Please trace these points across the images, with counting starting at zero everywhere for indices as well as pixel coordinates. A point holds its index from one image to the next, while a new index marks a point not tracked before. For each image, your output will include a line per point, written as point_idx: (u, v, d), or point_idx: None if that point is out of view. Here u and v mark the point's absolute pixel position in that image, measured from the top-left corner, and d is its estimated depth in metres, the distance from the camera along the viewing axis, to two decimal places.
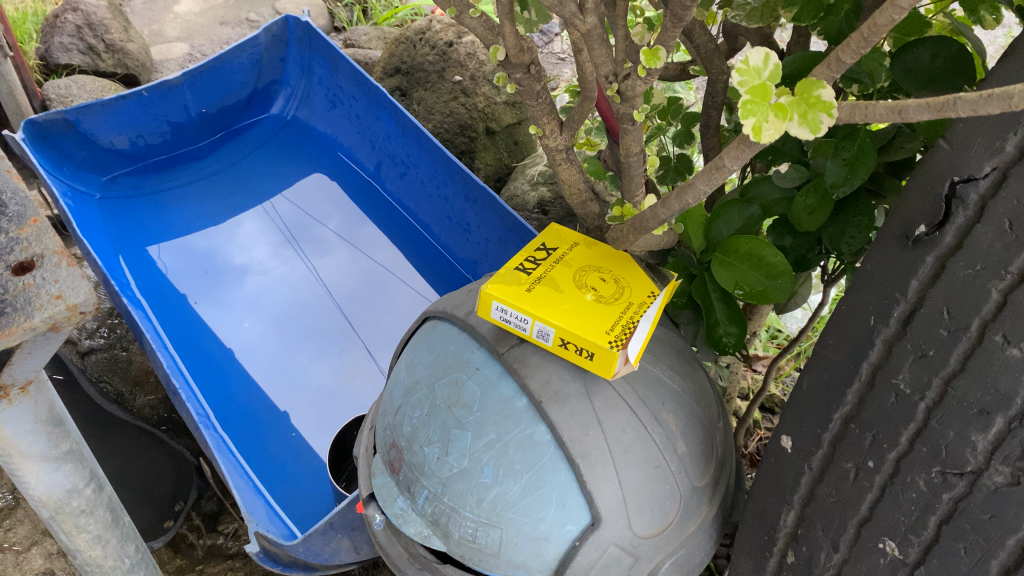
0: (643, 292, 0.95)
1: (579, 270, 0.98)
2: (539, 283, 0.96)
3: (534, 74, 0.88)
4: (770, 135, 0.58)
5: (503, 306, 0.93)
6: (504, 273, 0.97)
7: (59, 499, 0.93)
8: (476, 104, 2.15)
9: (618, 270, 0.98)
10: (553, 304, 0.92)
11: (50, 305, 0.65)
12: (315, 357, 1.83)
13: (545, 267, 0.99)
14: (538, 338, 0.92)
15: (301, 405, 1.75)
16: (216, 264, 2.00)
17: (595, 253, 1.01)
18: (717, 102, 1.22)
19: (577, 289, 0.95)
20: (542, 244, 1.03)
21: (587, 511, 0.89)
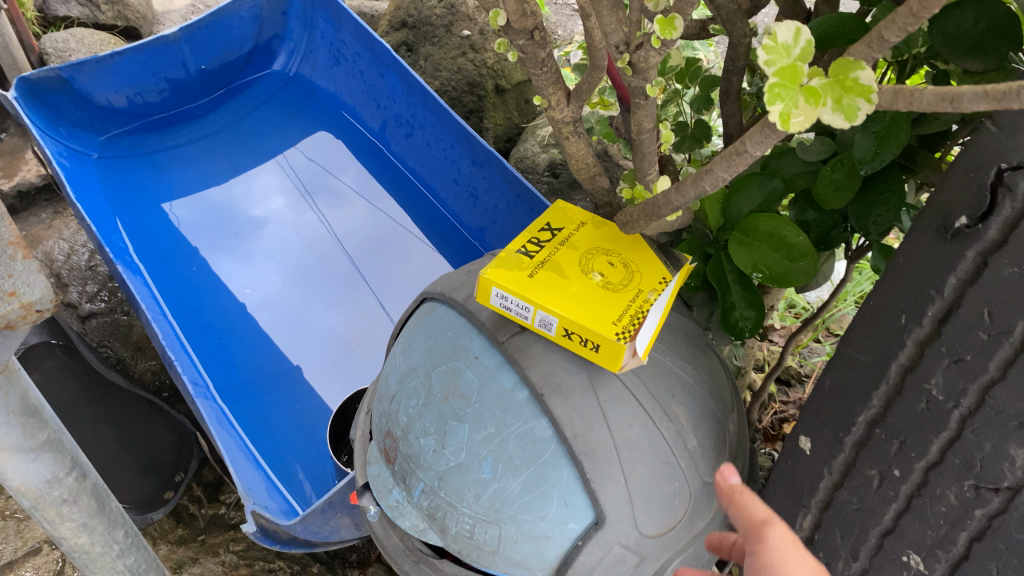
0: (655, 277, 0.89)
1: (587, 253, 0.92)
2: (544, 266, 0.90)
3: (538, 40, 0.80)
4: (798, 122, 0.51)
5: (503, 291, 0.87)
6: (505, 257, 0.91)
7: (39, 489, 0.89)
8: (486, 60, 2.06)
9: (628, 253, 0.92)
10: (557, 289, 0.86)
11: (3, 303, 0.59)
12: (324, 315, 1.80)
13: (550, 248, 0.92)
14: (540, 326, 0.86)
15: (303, 375, 1.70)
16: (218, 226, 1.94)
17: (605, 234, 0.95)
18: (739, 67, 1.13)
19: (585, 274, 0.89)
20: (548, 223, 0.97)
21: (591, 510, 0.84)
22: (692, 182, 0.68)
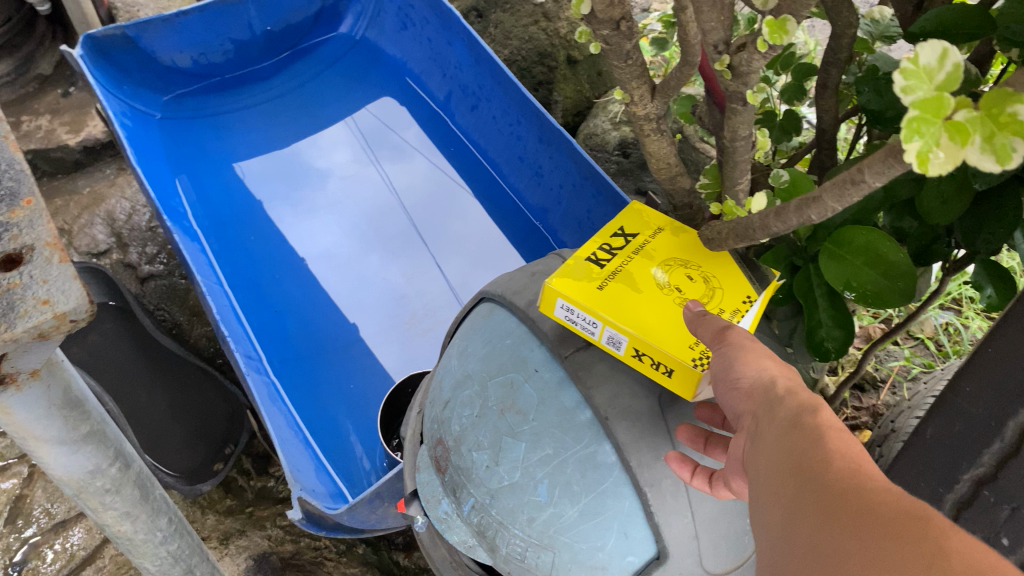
0: (739, 292, 0.81)
1: (662, 264, 0.84)
2: (616, 277, 0.83)
3: (625, 32, 0.72)
4: (941, 166, 0.40)
5: (568, 304, 0.81)
6: (572, 266, 0.84)
7: (81, 479, 0.87)
8: (559, 30, 1.97)
9: (709, 264, 0.84)
10: (629, 304, 0.80)
11: (36, 312, 0.55)
12: (383, 267, 1.78)
13: (623, 256, 0.86)
14: (608, 344, 0.80)
15: (356, 350, 1.66)
16: (273, 192, 1.90)
17: (685, 240, 0.87)
18: (841, 59, 1.03)
19: (661, 287, 0.82)
20: (620, 227, 0.90)
21: (653, 543, 0.79)
22: (795, 209, 0.61)
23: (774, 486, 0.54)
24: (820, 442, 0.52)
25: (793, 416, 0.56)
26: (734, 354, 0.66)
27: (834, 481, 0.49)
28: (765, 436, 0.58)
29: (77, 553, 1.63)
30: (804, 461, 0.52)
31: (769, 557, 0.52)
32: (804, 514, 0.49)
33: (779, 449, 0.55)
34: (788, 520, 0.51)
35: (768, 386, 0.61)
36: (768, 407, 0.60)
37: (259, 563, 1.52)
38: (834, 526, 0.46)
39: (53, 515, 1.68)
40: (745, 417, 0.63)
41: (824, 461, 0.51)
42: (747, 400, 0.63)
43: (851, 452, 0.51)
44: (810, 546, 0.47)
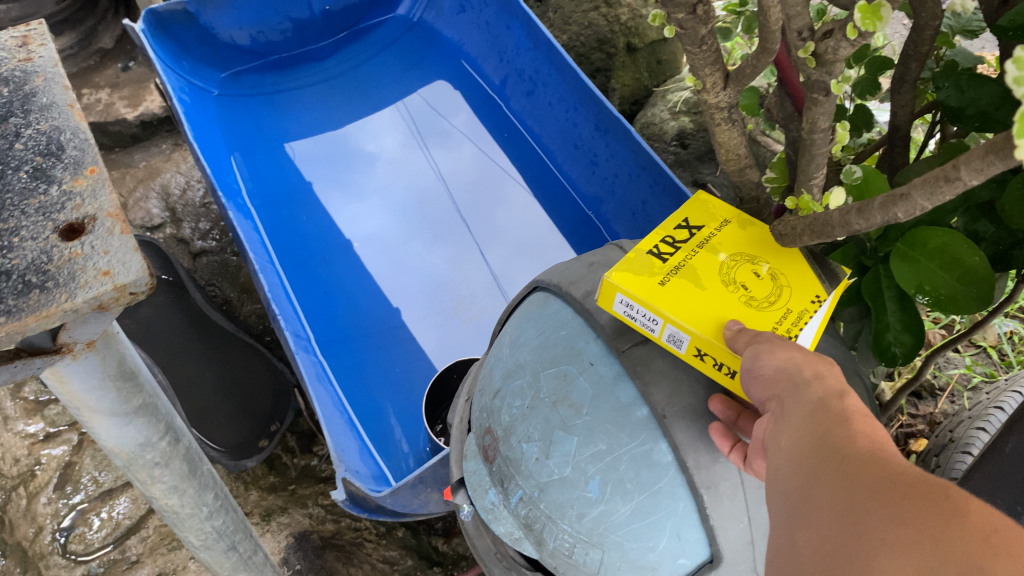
0: (807, 293, 0.78)
1: (729, 260, 0.81)
2: (678, 272, 0.80)
3: (700, 16, 0.69)
4: None
5: (627, 298, 0.78)
6: (633, 259, 0.82)
7: (132, 452, 0.87)
8: (619, 17, 1.92)
9: (779, 262, 0.81)
10: (691, 299, 0.77)
11: (96, 283, 0.54)
12: (427, 251, 1.78)
13: (686, 250, 0.83)
14: (667, 341, 0.77)
15: (404, 333, 1.66)
16: (324, 173, 1.90)
17: (752, 236, 0.85)
18: (921, 53, 0.98)
19: (725, 283, 0.79)
20: (684, 220, 0.88)
21: (707, 546, 0.77)
22: (880, 206, 0.57)
23: (792, 459, 0.55)
24: (845, 422, 0.54)
25: (819, 399, 0.57)
26: (760, 347, 0.65)
27: (857, 454, 0.50)
28: (786, 414, 0.59)
29: (123, 522, 1.65)
30: (827, 437, 0.53)
31: (784, 524, 0.53)
32: (822, 482, 0.51)
33: (801, 425, 0.56)
34: (806, 491, 0.52)
35: (793, 371, 0.62)
36: (793, 389, 0.60)
37: (300, 541, 1.55)
38: (855, 494, 0.48)
39: (101, 484, 1.71)
40: (765, 402, 0.63)
41: (846, 438, 0.52)
42: (767, 378, 0.64)
43: (871, 432, 0.52)
44: (828, 510, 0.49)
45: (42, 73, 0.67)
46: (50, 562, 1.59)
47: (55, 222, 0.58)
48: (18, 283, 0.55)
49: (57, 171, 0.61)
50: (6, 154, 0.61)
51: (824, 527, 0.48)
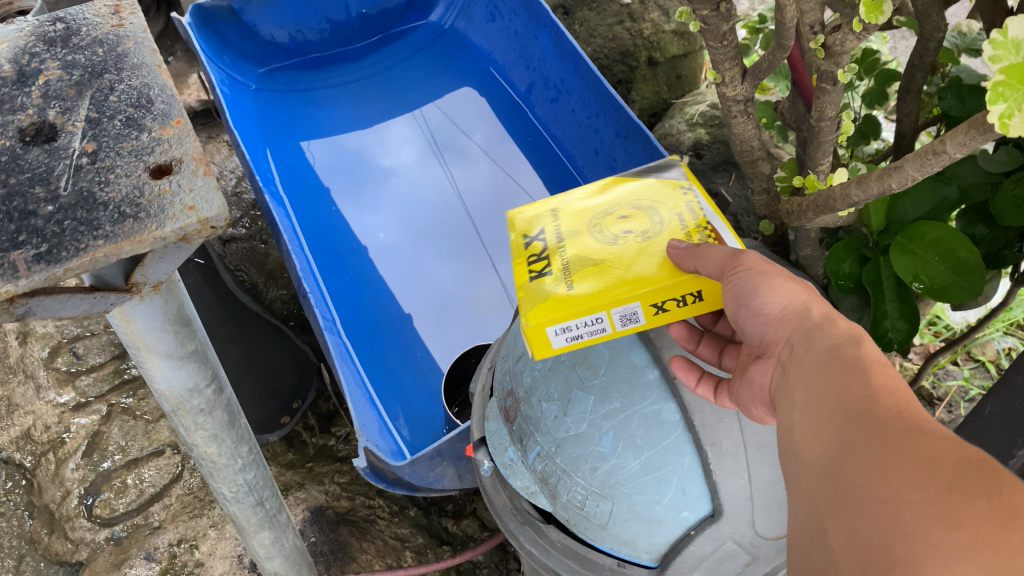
0: (679, 196, 0.93)
1: (593, 223, 0.91)
2: (572, 268, 0.86)
3: (723, 13, 0.77)
4: (1019, 127, 0.47)
5: (560, 321, 0.81)
6: (533, 295, 0.84)
7: (181, 396, 0.94)
8: (643, 31, 2.00)
9: (628, 198, 0.94)
10: (604, 276, 0.83)
11: (183, 216, 0.62)
12: (437, 265, 1.84)
13: (555, 251, 0.89)
14: (621, 325, 0.81)
15: (415, 323, 1.76)
16: (348, 171, 1.99)
17: (581, 206, 0.96)
18: (925, 63, 1.09)
19: (611, 236, 0.89)
20: (524, 239, 0.94)
21: (709, 501, 0.83)
22: (877, 177, 0.66)
23: (827, 416, 0.61)
24: (876, 382, 0.59)
25: (851, 358, 0.63)
26: (756, 282, 0.74)
27: (892, 412, 0.56)
28: (823, 376, 0.64)
29: (145, 490, 1.67)
30: (869, 400, 0.58)
31: (817, 472, 0.58)
32: (861, 440, 0.55)
33: (841, 388, 0.61)
34: (842, 444, 0.57)
35: (799, 312, 0.73)
36: (811, 333, 0.70)
37: (315, 515, 1.57)
38: (890, 447, 0.53)
39: (126, 453, 1.74)
40: (774, 340, 0.74)
41: (887, 404, 0.57)
42: (809, 346, 0.69)
43: (911, 400, 0.57)
44: (864, 463, 0.54)
45: (133, 38, 0.76)
46: (75, 525, 1.63)
47: (146, 163, 0.66)
48: (115, 213, 0.62)
49: (148, 120, 0.69)
50: (103, 105, 0.70)
51: (859, 477, 0.53)
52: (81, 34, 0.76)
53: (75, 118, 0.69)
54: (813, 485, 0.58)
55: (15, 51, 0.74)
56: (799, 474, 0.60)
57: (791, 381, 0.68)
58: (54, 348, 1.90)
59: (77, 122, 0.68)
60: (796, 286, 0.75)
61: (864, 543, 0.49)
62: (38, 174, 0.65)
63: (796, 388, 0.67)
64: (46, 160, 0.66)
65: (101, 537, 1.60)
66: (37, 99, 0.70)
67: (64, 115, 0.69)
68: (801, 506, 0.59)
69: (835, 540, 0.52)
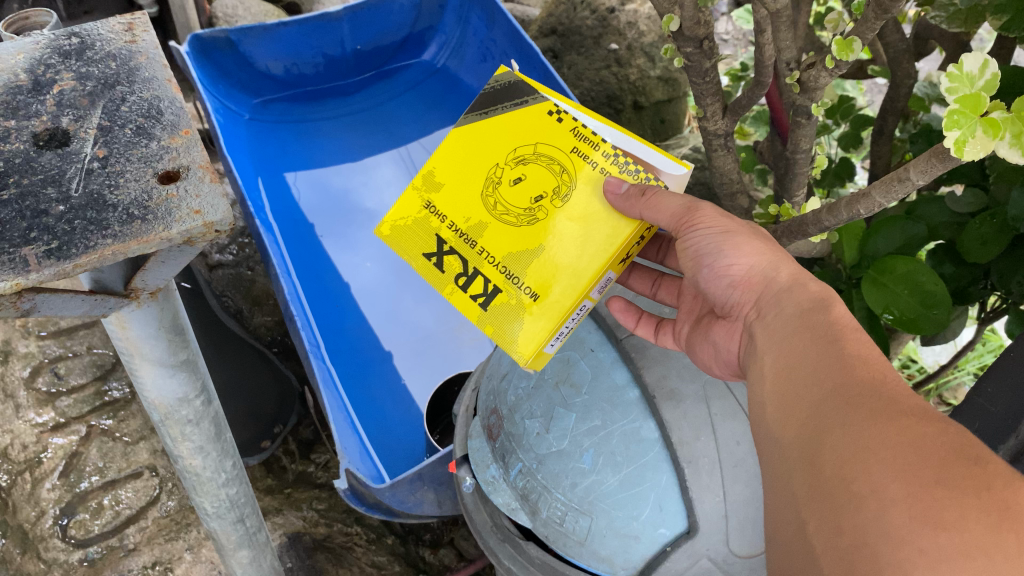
0: (564, 129, 0.93)
1: (488, 202, 0.93)
2: (517, 276, 0.91)
3: (705, 51, 0.82)
4: (972, 151, 0.53)
5: (553, 332, 0.89)
6: (501, 321, 0.90)
7: (170, 406, 0.95)
8: (628, 76, 2.05)
9: (500, 152, 0.95)
10: (562, 268, 0.90)
11: (188, 219, 0.65)
12: (416, 307, 1.88)
13: (478, 261, 0.92)
14: (597, 296, 0.91)
15: (392, 358, 1.81)
16: (333, 212, 2.03)
17: (457, 187, 0.95)
18: (897, 108, 1.16)
19: (527, 207, 0.92)
20: (426, 255, 0.94)
21: (685, 518, 0.85)
22: (847, 204, 0.73)
23: (803, 385, 0.65)
24: (849, 352, 0.65)
25: (828, 333, 0.69)
26: (721, 245, 0.84)
27: (865, 379, 0.61)
28: (801, 349, 0.70)
29: (122, 511, 1.53)
30: (845, 368, 0.63)
31: (793, 434, 0.63)
32: (836, 405, 0.60)
33: (818, 358, 0.67)
34: (817, 409, 0.62)
35: (763, 273, 0.82)
36: (783, 296, 0.78)
37: (292, 541, 1.56)
38: (862, 411, 0.58)
39: (104, 474, 1.57)
40: (740, 300, 0.84)
41: (863, 372, 0.62)
42: (791, 324, 0.74)
43: (884, 369, 0.62)
44: (840, 423, 0.58)
45: (145, 54, 0.80)
46: (48, 545, 1.47)
47: (154, 169, 0.69)
48: (123, 214, 0.65)
49: (157, 129, 0.72)
50: (114, 114, 0.73)
51: (832, 437, 0.58)
52: (95, 48, 0.80)
53: (87, 126, 0.72)
54: (789, 446, 0.63)
55: (31, 62, 0.78)
56: (774, 438, 0.66)
57: (770, 358, 0.74)
58: (35, 367, 1.67)
59: (89, 130, 0.72)
60: (754, 242, 0.84)
61: (842, 502, 0.53)
62: (50, 176, 0.68)
63: (773, 363, 0.72)
64: (59, 164, 0.69)
65: (75, 559, 1.46)
66: (51, 106, 0.73)
67: (77, 123, 0.72)
68: (777, 468, 0.63)
69: (811, 498, 0.57)
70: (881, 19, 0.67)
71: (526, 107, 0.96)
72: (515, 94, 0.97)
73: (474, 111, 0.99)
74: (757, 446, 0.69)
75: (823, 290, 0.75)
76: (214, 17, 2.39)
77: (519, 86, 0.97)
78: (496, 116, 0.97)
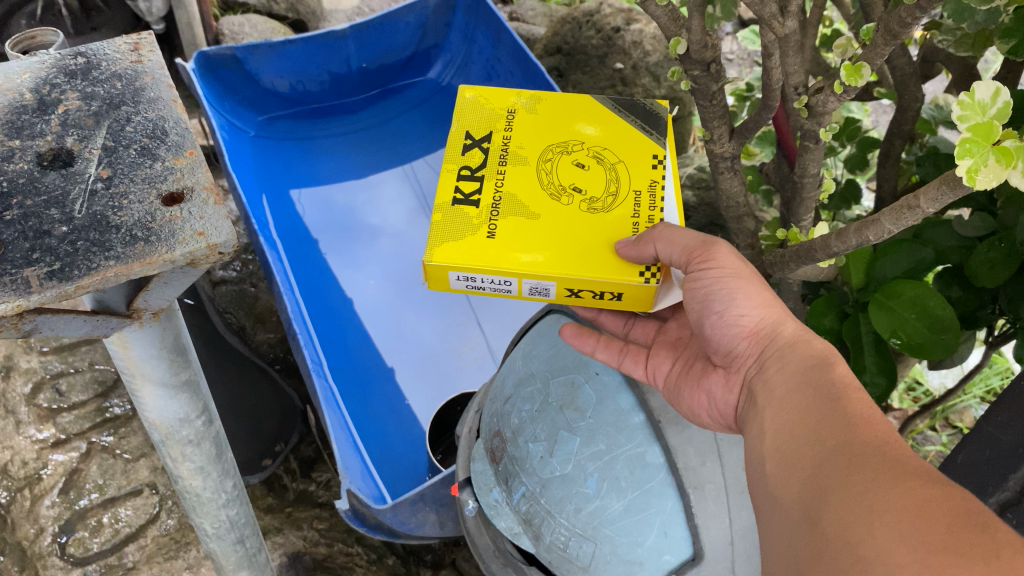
0: (649, 169, 0.99)
1: (540, 158, 1.00)
2: (496, 211, 0.95)
3: (713, 74, 0.82)
4: (985, 181, 0.53)
5: (464, 266, 0.92)
6: (452, 228, 0.94)
7: (172, 426, 0.94)
8: (633, 95, 2.05)
9: (597, 140, 1.02)
10: (536, 242, 0.93)
11: (192, 241, 0.64)
12: (417, 324, 1.88)
13: (490, 172, 0.98)
14: (526, 291, 0.95)
15: (395, 375, 1.80)
16: (338, 230, 2.03)
17: (544, 128, 1.03)
18: (904, 131, 1.16)
19: (560, 186, 0.97)
20: (469, 133, 1.03)
21: (690, 545, 0.84)
22: (856, 230, 0.73)
23: (806, 445, 0.68)
24: (852, 413, 0.67)
25: (834, 393, 0.71)
26: (737, 291, 0.87)
27: (867, 440, 0.63)
28: (805, 407, 0.73)
29: (121, 529, 1.52)
30: (848, 428, 0.66)
31: (794, 493, 0.66)
32: (840, 466, 0.63)
33: (822, 418, 0.69)
34: (821, 468, 0.64)
35: (771, 327, 0.86)
36: (791, 354, 0.81)
37: (292, 561, 1.56)
38: (866, 471, 0.60)
39: (104, 491, 1.56)
40: (745, 351, 0.88)
41: (867, 433, 0.64)
42: (793, 383, 0.77)
43: (886, 431, 0.64)
44: (843, 484, 0.61)
45: (151, 73, 0.80)
46: (47, 563, 1.46)
47: (158, 190, 0.69)
48: (126, 236, 0.65)
49: (161, 150, 0.72)
50: (119, 135, 0.73)
51: (835, 498, 0.60)
52: (100, 68, 0.80)
53: (91, 146, 0.72)
54: (790, 504, 0.66)
55: (37, 81, 0.78)
56: (775, 494, 0.68)
57: (773, 414, 0.76)
58: (36, 383, 1.66)
59: (93, 150, 0.71)
60: (766, 295, 0.89)
61: (846, 564, 0.55)
62: (54, 198, 0.67)
63: (775, 419, 0.75)
64: (62, 185, 0.68)
65: None
66: (56, 126, 0.73)
67: (81, 143, 0.72)
68: (779, 525, 0.66)
69: (814, 558, 0.59)
70: (890, 45, 0.66)
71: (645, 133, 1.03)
72: (650, 122, 1.04)
73: (615, 102, 1.07)
74: (757, 501, 0.72)
75: (827, 352, 0.79)
76: (222, 33, 2.40)
77: (656, 116, 1.04)
78: (624, 121, 1.04)
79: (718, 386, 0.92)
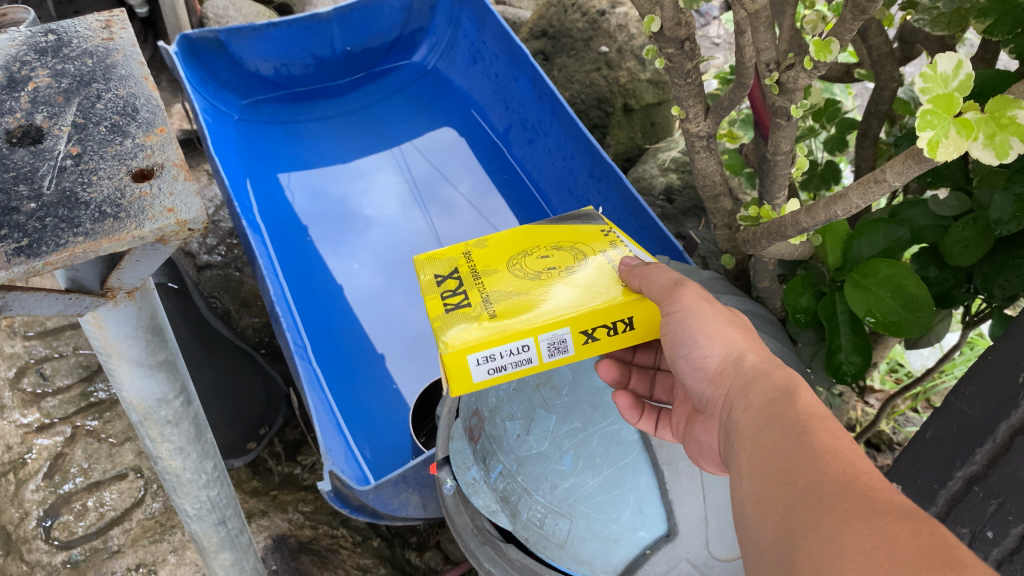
0: (604, 241, 0.94)
1: (513, 265, 0.90)
2: (493, 302, 0.85)
3: (687, 52, 0.82)
4: (946, 153, 0.53)
5: (484, 348, 0.79)
6: (454, 319, 0.82)
7: (149, 406, 0.94)
8: (619, 79, 2.02)
9: (546, 238, 0.95)
10: (545, 306, 0.83)
11: (161, 217, 0.64)
12: (406, 308, 1.86)
13: (471, 283, 0.88)
14: (547, 354, 0.83)
15: (383, 359, 1.79)
16: (329, 218, 2.00)
17: (500, 246, 0.94)
18: (881, 111, 1.17)
19: (534, 269, 0.89)
20: (435, 271, 0.91)
21: (664, 521, 0.88)
22: (825, 206, 0.73)
23: (772, 487, 0.60)
24: (818, 449, 0.58)
25: (802, 423, 0.62)
26: (695, 325, 0.76)
27: (834, 480, 0.55)
28: (771, 441, 0.63)
29: (106, 513, 1.52)
30: (815, 462, 0.57)
31: (769, 535, 0.58)
32: (810, 506, 0.55)
33: (788, 454, 0.60)
34: (791, 515, 0.56)
35: (735, 362, 0.75)
36: (759, 376, 0.71)
37: (278, 543, 1.53)
38: (838, 519, 0.52)
39: (89, 475, 1.55)
40: (715, 395, 0.76)
41: (832, 468, 0.56)
42: (756, 414, 0.68)
43: (859, 464, 0.56)
44: (816, 525, 0.53)
45: (122, 51, 0.80)
46: (32, 547, 1.44)
47: (128, 167, 0.68)
48: (95, 212, 0.64)
49: (132, 128, 0.72)
50: (89, 112, 0.73)
51: (808, 545, 0.53)
52: (71, 45, 0.80)
53: (62, 123, 0.71)
54: (767, 549, 0.57)
55: (7, 59, 0.77)
56: (752, 537, 0.60)
57: (741, 448, 0.67)
58: (20, 368, 1.65)
59: (63, 127, 0.71)
60: (732, 331, 0.77)
61: None
62: (22, 174, 0.67)
63: (744, 453, 0.66)
64: (31, 161, 0.68)
65: (58, 561, 1.44)
66: (25, 103, 0.73)
67: (51, 119, 0.72)
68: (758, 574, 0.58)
69: None
70: (859, 21, 0.66)
71: (587, 226, 0.97)
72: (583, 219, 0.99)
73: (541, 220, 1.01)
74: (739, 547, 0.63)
75: (789, 376, 0.68)
76: (205, 17, 2.37)
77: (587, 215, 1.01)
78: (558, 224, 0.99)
79: (704, 437, 0.81)
